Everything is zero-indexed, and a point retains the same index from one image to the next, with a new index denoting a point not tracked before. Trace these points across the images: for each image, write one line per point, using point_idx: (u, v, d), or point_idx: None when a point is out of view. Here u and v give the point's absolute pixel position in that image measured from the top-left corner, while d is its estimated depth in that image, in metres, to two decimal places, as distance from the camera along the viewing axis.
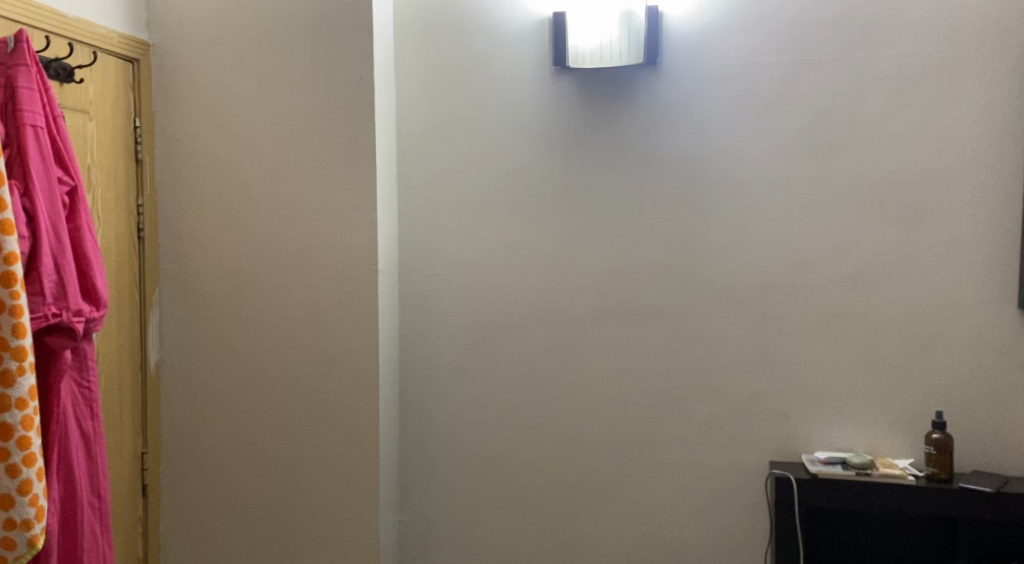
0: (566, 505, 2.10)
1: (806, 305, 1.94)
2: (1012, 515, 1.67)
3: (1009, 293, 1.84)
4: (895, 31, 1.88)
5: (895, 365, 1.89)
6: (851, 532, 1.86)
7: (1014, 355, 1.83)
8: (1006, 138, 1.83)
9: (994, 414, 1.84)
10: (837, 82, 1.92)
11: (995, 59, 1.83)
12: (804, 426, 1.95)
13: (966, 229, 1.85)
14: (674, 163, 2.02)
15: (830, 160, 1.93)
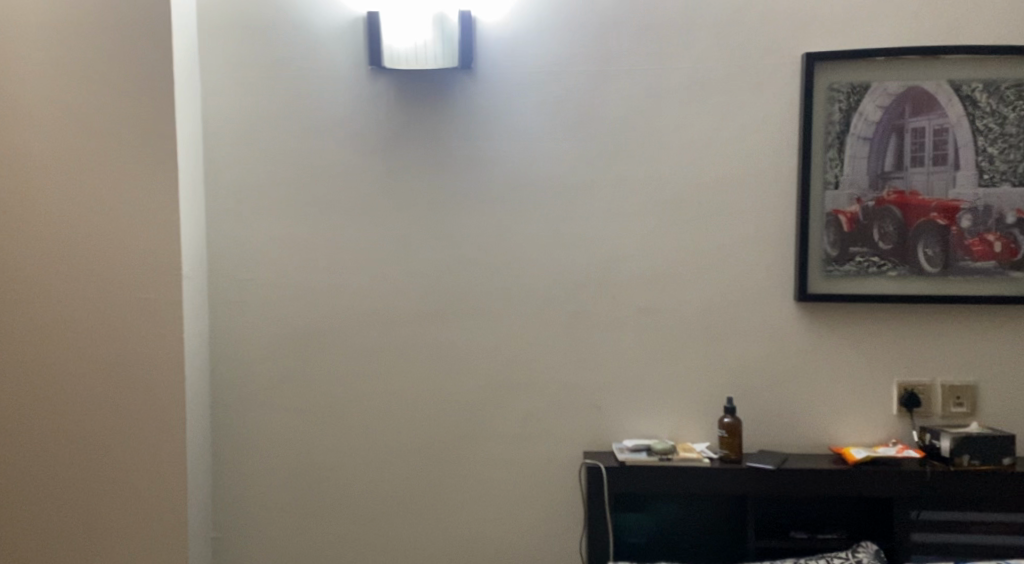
0: (388, 508, 2.10)
1: (613, 303, 2.06)
2: (789, 488, 1.87)
3: (787, 288, 2.05)
4: (688, 47, 2.03)
5: (692, 357, 2.06)
6: (654, 512, 2.01)
7: (792, 342, 2.05)
8: (782, 146, 2.04)
9: (775, 398, 2.06)
10: (638, 92, 2.04)
11: (772, 76, 2.03)
12: (615, 416, 2.07)
13: (751, 230, 2.05)
14: (490, 165, 2.06)
15: (634, 165, 2.05)
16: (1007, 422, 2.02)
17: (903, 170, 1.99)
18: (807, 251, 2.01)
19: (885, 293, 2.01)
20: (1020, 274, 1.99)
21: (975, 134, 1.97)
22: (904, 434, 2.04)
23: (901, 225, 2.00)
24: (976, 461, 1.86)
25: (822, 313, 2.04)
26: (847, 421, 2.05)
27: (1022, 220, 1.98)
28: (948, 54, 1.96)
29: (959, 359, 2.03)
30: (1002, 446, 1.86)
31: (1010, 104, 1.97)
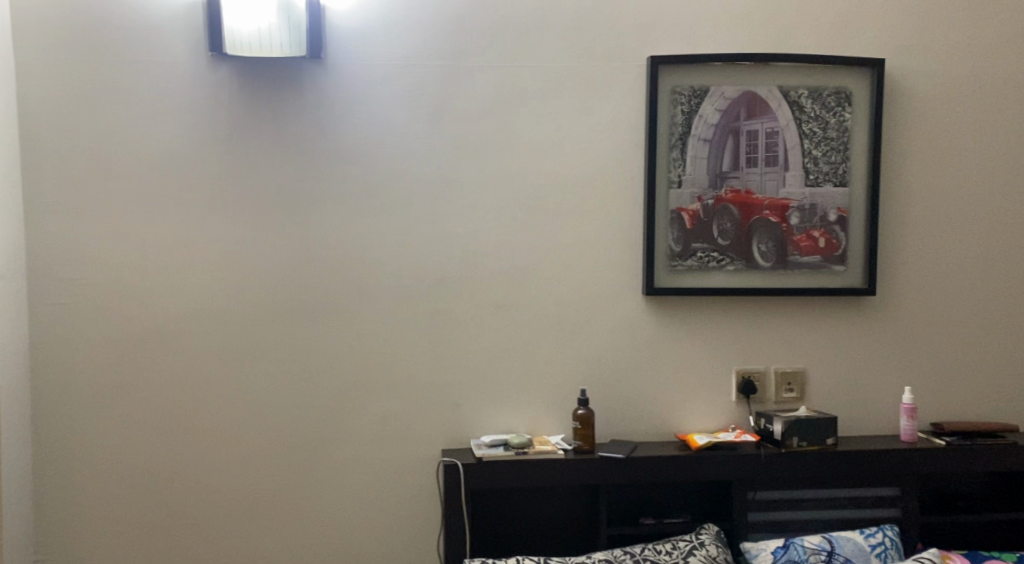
0: (237, 519, 2.00)
1: (469, 299, 2.06)
2: (638, 476, 1.94)
3: (636, 282, 2.12)
4: (540, 45, 2.06)
5: (547, 351, 2.09)
6: (510, 507, 2.03)
7: (641, 335, 2.12)
8: (630, 145, 2.10)
9: (625, 389, 2.12)
10: (491, 88, 2.05)
11: (620, 77, 2.09)
12: (473, 413, 2.07)
13: (602, 225, 2.10)
14: (341, 159, 2.00)
15: (488, 160, 2.05)
16: (832, 405, 2.19)
17: (739, 170, 2.10)
18: (653, 247, 2.09)
19: (725, 286, 2.12)
20: (841, 268, 2.15)
21: (802, 137, 2.11)
22: (743, 419, 2.17)
23: (738, 222, 2.11)
24: (803, 442, 2.00)
25: (668, 307, 2.13)
26: (692, 409, 2.15)
27: (842, 218, 2.14)
28: (777, 62, 2.09)
29: (790, 347, 2.17)
30: (825, 427, 2.01)
31: (831, 110, 2.12)
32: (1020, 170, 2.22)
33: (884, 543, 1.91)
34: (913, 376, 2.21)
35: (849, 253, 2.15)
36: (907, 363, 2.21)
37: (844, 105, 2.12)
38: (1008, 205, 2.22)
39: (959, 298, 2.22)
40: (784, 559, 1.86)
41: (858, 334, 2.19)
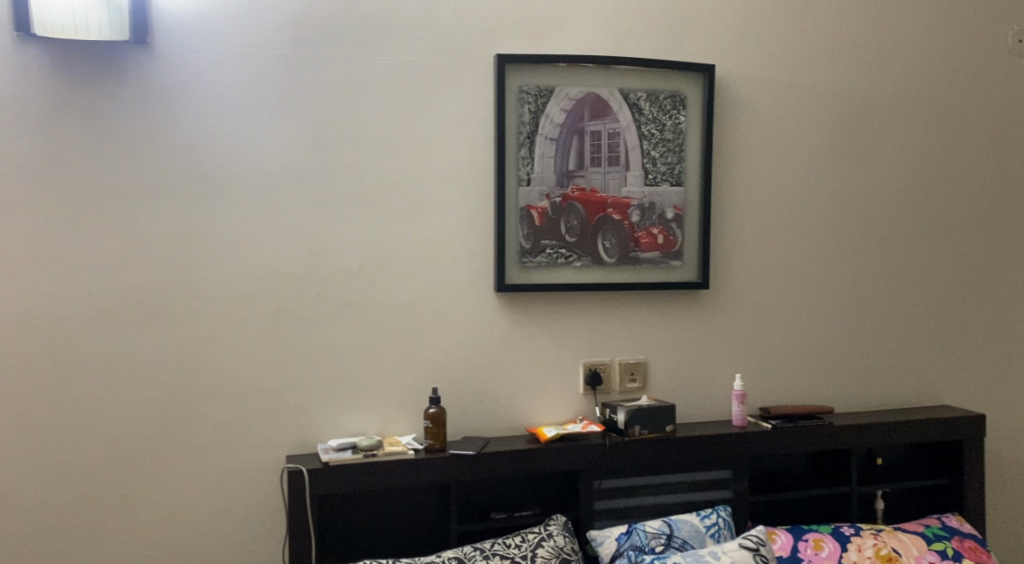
0: (59, 538, 1.86)
1: (315, 298, 2.00)
2: (488, 472, 1.96)
3: (486, 279, 2.13)
4: (384, 38, 2.03)
5: (396, 350, 2.07)
6: (358, 510, 1.99)
7: (491, 331, 2.14)
8: (478, 143, 2.11)
9: (476, 386, 2.14)
10: (334, 80, 2.00)
11: (466, 75, 2.09)
12: (320, 415, 2.02)
13: (452, 223, 2.10)
14: (174, 152, 1.90)
15: (333, 155, 2.00)
16: (671, 394, 2.30)
17: (584, 170, 2.16)
18: (503, 244, 2.11)
19: (572, 282, 2.18)
20: (678, 264, 2.26)
21: (641, 138, 2.20)
22: (590, 410, 2.23)
23: (583, 220, 2.17)
24: (645, 431, 2.09)
25: (517, 303, 2.16)
26: (541, 402, 2.19)
27: (678, 215, 2.25)
28: (617, 65, 2.16)
29: (632, 340, 2.26)
30: (665, 415, 2.11)
31: (668, 113, 2.22)
32: (835, 172, 2.41)
33: (717, 523, 2.03)
34: (744, 363, 2.36)
35: (685, 249, 2.27)
36: (738, 351, 2.35)
37: (679, 108, 2.23)
38: (825, 204, 2.41)
39: (784, 291, 2.39)
40: (627, 545, 1.94)
41: (694, 326, 2.31)
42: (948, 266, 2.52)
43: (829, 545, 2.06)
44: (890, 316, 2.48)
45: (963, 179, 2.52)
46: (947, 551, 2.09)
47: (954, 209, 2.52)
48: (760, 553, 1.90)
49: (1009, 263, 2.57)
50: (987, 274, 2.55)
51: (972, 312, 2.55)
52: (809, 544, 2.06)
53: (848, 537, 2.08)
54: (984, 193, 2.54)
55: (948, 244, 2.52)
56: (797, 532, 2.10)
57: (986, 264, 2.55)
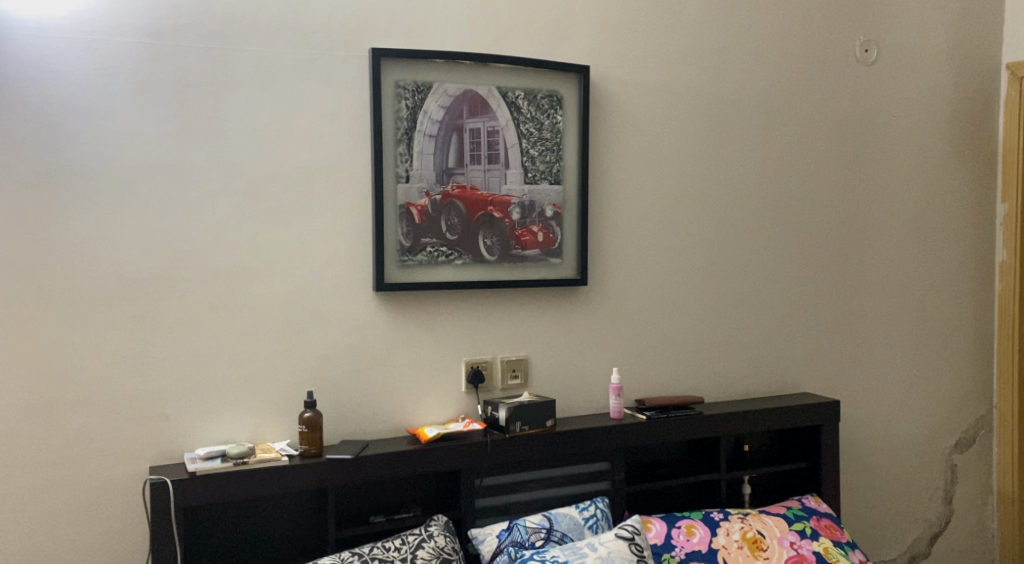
0: None
1: (181, 300, 1.92)
2: (365, 475, 1.92)
3: (364, 279, 2.09)
4: (252, 28, 1.96)
5: (269, 353, 2.00)
6: (228, 521, 1.92)
7: (369, 331, 2.11)
8: (354, 139, 2.07)
9: (354, 388, 2.10)
10: (198, 70, 1.91)
11: (340, 69, 2.05)
12: (188, 423, 1.93)
13: (327, 221, 2.05)
14: (19, 144, 1.79)
15: (198, 149, 1.92)
16: (551, 390, 2.33)
17: (464, 167, 2.16)
18: (381, 242, 2.07)
19: (453, 280, 2.17)
20: (557, 261, 2.29)
21: (520, 137, 2.22)
22: (471, 409, 2.23)
23: (464, 217, 2.16)
24: (525, 427, 2.11)
25: (395, 302, 2.13)
26: (421, 402, 2.18)
27: (557, 214, 2.28)
28: (495, 63, 2.17)
29: (513, 338, 2.28)
30: (544, 411, 2.14)
31: (545, 112, 2.24)
32: (704, 170, 2.51)
33: (595, 514, 2.08)
34: (620, 358, 2.42)
35: (563, 246, 2.30)
36: (615, 346, 2.41)
37: (556, 107, 2.26)
38: (695, 202, 2.50)
39: (657, 287, 2.46)
40: (508, 541, 1.96)
41: (572, 322, 2.35)
42: (806, 261, 2.67)
43: (700, 530, 2.14)
44: (756, 309, 2.60)
45: (819, 178, 2.68)
46: (806, 530, 2.21)
47: (812, 208, 2.67)
48: (635, 542, 1.96)
49: (860, 258, 2.75)
50: (841, 269, 2.72)
51: (828, 304, 2.71)
52: (681, 531, 2.14)
53: (718, 522, 2.17)
54: (838, 193, 2.71)
55: (807, 241, 2.67)
56: (670, 520, 2.18)
57: (840, 260, 2.72)
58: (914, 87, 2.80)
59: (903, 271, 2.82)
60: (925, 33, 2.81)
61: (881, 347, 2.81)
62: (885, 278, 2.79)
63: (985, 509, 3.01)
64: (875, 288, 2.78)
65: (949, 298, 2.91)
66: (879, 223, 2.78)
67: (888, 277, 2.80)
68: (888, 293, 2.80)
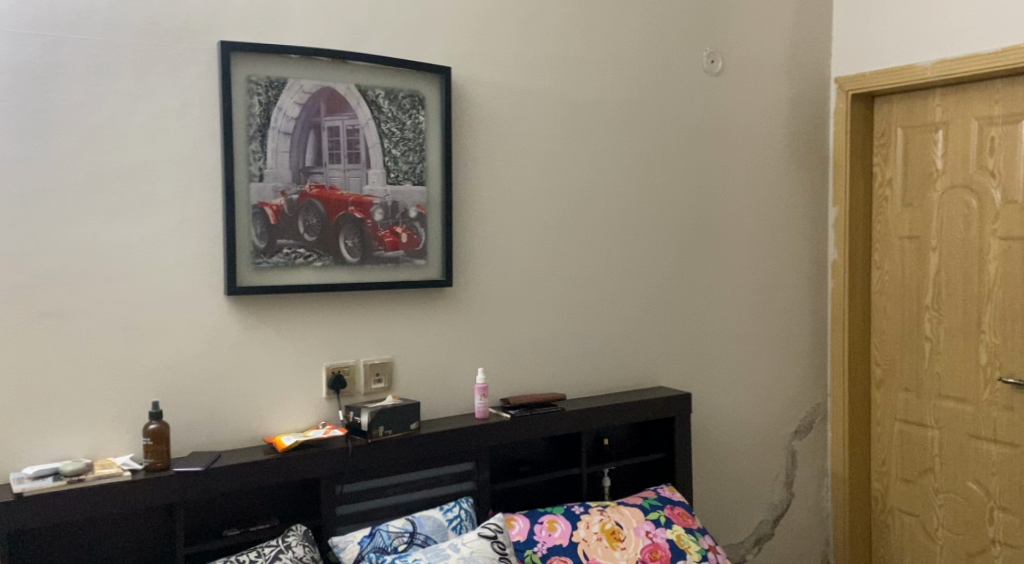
0: None
1: (7, 306, 1.77)
2: (218, 487, 1.84)
3: (215, 282, 2.00)
4: (87, 15, 1.83)
5: (110, 362, 1.88)
6: (63, 544, 1.78)
7: (222, 337, 2.02)
8: (203, 136, 1.97)
9: (206, 397, 2.00)
10: (25, 58, 1.77)
11: (187, 62, 1.95)
12: (16, 440, 1.78)
13: (175, 221, 1.95)
14: None
15: (26, 143, 1.78)
16: (415, 392, 2.31)
17: (322, 167, 2.10)
18: (234, 243, 1.99)
19: (313, 283, 2.11)
20: (422, 262, 2.28)
21: (381, 136, 2.19)
22: (332, 414, 2.18)
23: (324, 218, 2.11)
24: (390, 431, 2.08)
25: (250, 305, 2.05)
26: (278, 410, 2.10)
27: (421, 214, 2.26)
28: (353, 60, 2.13)
29: (376, 340, 2.24)
30: (409, 414, 2.12)
31: (406, 112, 2.22)
32: (564, 172, 2.56)
33: (459, 515, 2.08)
34: (484, 358, 2.43)
35: (427, 247, 2.29)
36: (479, 347, 2.42)
37: (417, 108, 2.24)
38: (555, 204, 2.55)
39: (520, 287, 2.49)
40: (370, 547, 1.92)
41: (436, 323, 2.34)
42: (661, 261, 2.78)
43: (562, 525, 2.19)
44: (614, 307, 2.69)
45: (672, 181, 2.79)
46: (661, 519, 2.30)
47: (666, 210, 2.78)
48: (498, 540, 1.97)
49: (710, 258, 2.90)
50: (692, 269, 2.85)
51: (682, 303, 2.84)
52: (543, 526, 2.17)
53: (578, 516, 2.23)
54: (689, 195, 2.83)
55: (661, 242, 2.78)
56: (533, 516, 2.21)
57: (692, 260, 2.85)
58: (756, 98, 2.98)
59: (748, 271, 2.99)
60: (765, 46, 2.99)
61: (730, 341, 2.96)
62: (731, 277, 2.95)
63: (821, 490, 3.24)
64: (724, 287, 2.93)
65: (789, 295, 3.11)
66: (725, 225, 2.93)
67: (735, 276, 2.96)
68: (735, 290, 2.96)
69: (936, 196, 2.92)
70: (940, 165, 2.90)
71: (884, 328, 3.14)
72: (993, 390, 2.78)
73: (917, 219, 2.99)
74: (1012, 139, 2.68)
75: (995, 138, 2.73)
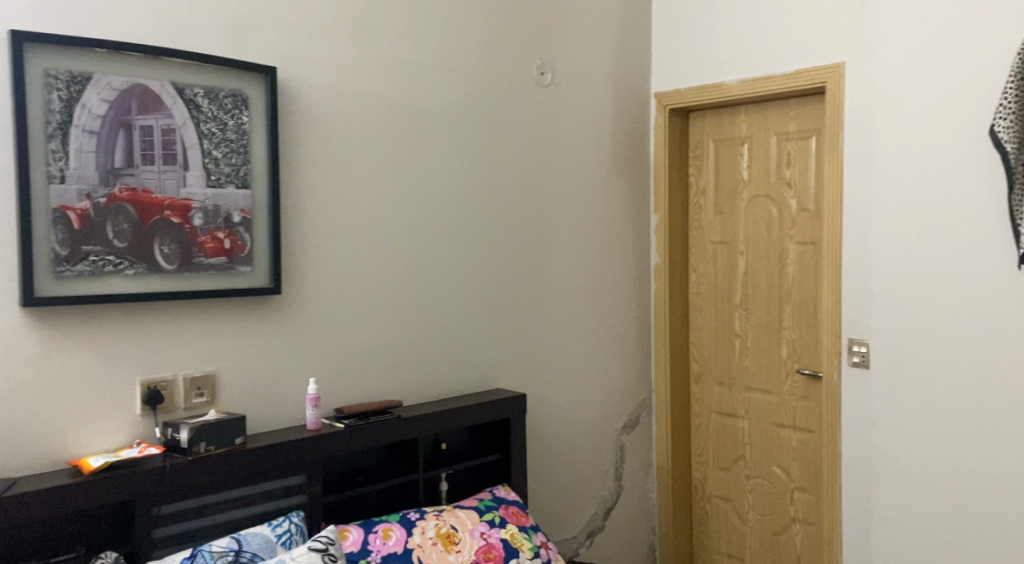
0: None
1: None
2: (15, 515, 1.69)
3: (10, 291, 1.84)
4: None
5: None
6: None
7: (20, 351, 1.85)
8: None
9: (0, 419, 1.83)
10: None
11: None
12: None
13: None
14: None
15: None
16: (241, 405, 2.21)
17: (134, 168, 1.97)
18: (31, 250, 1.83)
19: (124, 292, 1.97)
20: (248, 269, 2.19)
21: (200, 137, 2.08)
22: (149, 432, 2.05)
23: (136, 222, 1.98)
24: (211, 447, 1.99)
25: (51, 317, 1.89)
26: (86, 429, 1.95)
27: (246, 219, 2.17)
28: (168, 57, 2.02)
29: (198, 352, 2.13)
30: (233, 429, 2.03)
31: (228, 112, 2.13)
32: (397, 178, 2.55)
33: (289, 530, 2.02)
34: (315, 366, 2.37)
35: (253, 253, 2.20)
36: (309, 355, 2.36)
37: (240, 108, 2.15)
38: (388, 209, 2.53)
39: (353, 293, 2.45)
40: None
41: (263, 333, 2.25)
42: (494, 267, 2.82)
43: (396, 532, 2.18)
44: (448, 313, 2.70)
45: (504, 188, 2.84)
46: (495, 519, 2.34)
47: (499, 216, 2.83)
48: (329, 552, 1.93)
49: (542, 263, 2.97)
50: (524, 273, 2.92)
51: (515, 307, 2.89)
52: (377, 535, 2.15)
53: (413, 522, 2.22)
54: (521, 202, 2.90)
55: (493, 248, 2.82)
56: (366, 526, 2.18)
57: (524, 265, 2.91)
58: (583, 109, 3.09)
59: (577, 275, 3.10)
60: (591, 60, 3.12)
61: (561, 343, 3.06)
62: (561, 282, 3.05)
63: (647, 482, 3.40)
64: (554, 291, 3.02)
65: (616, 298, 3.25)
66: (556, 231, 3.02)
67: (565, 280, 3.06)
68: (564, 293, 3.06)
69: (743, 204, 3.15)
70: (746, 176, 3.13)
71: (701, 328, 3.35)
72: (792, 382, 3.04)
73: (727, 226, 3.22)
74: (805, 153, 2.94)
75: (791, 152, 2.99)
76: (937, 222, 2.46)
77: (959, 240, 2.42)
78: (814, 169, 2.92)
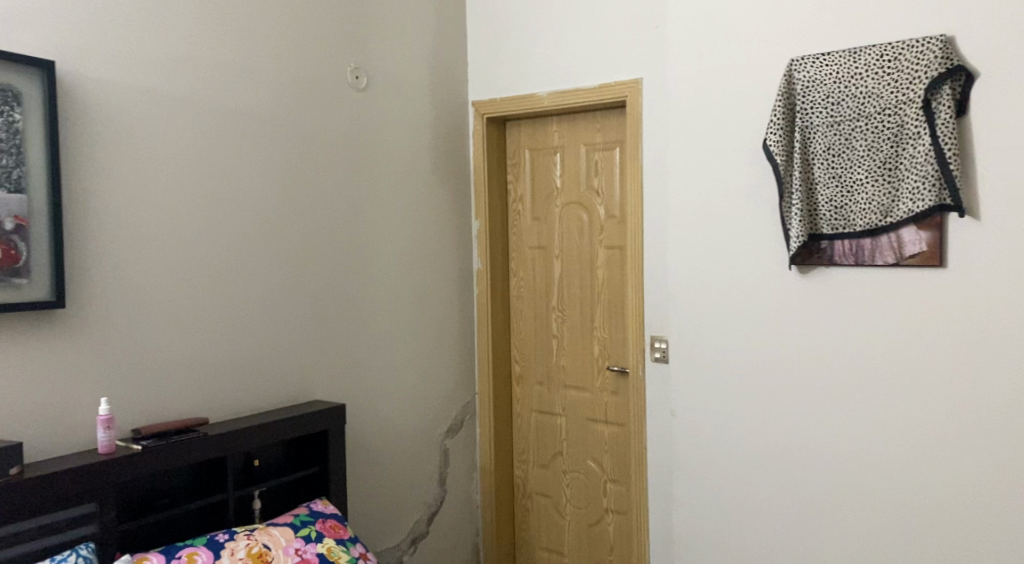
0: None
1: None
2: None
3: None
4: None
5: None
6: None
7: None
8: None
9: None
10: None
11: None
12: None
13: None
14: None
15: None
16: (19, 431, 2.02)
17: None
18: None
19: None
20: (25, 282, 2.00)
21: None
22: None
23: None
24: None
25: None
26: None
27: (20, 227, 1.98)
28: None
29: None
30: (8, 459, 1.85)
31: None
32: (201, 183, 2.42)
33: None
34: (109, 385, 2.21)
35: (30, 264, 2.01)
36: (102, 373, 2.19)
37: (12, 105, 1.96)
38: (191, 216, 2.40)
39: (151, 305, 2.30)
40: None
41: (44, 351, 2.07)
42: (309, 274, 2.74)
43: (202, 556, 2.06)
44: (259, 323, 2.59)
45: (319, 194, 2.77)
46: (311, 534, 2.27)
47: (314, 223, 2.76)
48: None
49: (360, 270, 2.92)
50: (342, 280, 2.86)
51: (332, 315, 2.83)
52: (181, 561, 2.03)
53: (221, 545, 2.12)
54: (337, 209, 2.84)
55: (308, 256, 2.74)
56: (169, 553, 2.06)
57: (342, 273, 2.86)
58: (400, 115, 3.07)
59: (397, 282, 3.08)
60: (408, 66, 3.10)
61: (381, 350, 3.02)
62: (381, 288, 3.01)
63: (471, 484, 3.43)
64: (373, 298, 2.98)
65: (436, 303, 3.25)
66: (375, 237, 2.98)
67: (385, 287, 3.02)
68: (384, 299, 3.02)
69: (556, 211, 3.26)
70: (559, 184, 3.24)
71: (520, 330, 3.42)
72: (604, 379, 3.18)
73: (542, 231, 3.32)
74: (610, 163, 3.09)
75: (598, 162, 3.12)
76: (721, 228, 2.64)
77: (742, 244, 2.60)
78: (619, 178, 3.07)
